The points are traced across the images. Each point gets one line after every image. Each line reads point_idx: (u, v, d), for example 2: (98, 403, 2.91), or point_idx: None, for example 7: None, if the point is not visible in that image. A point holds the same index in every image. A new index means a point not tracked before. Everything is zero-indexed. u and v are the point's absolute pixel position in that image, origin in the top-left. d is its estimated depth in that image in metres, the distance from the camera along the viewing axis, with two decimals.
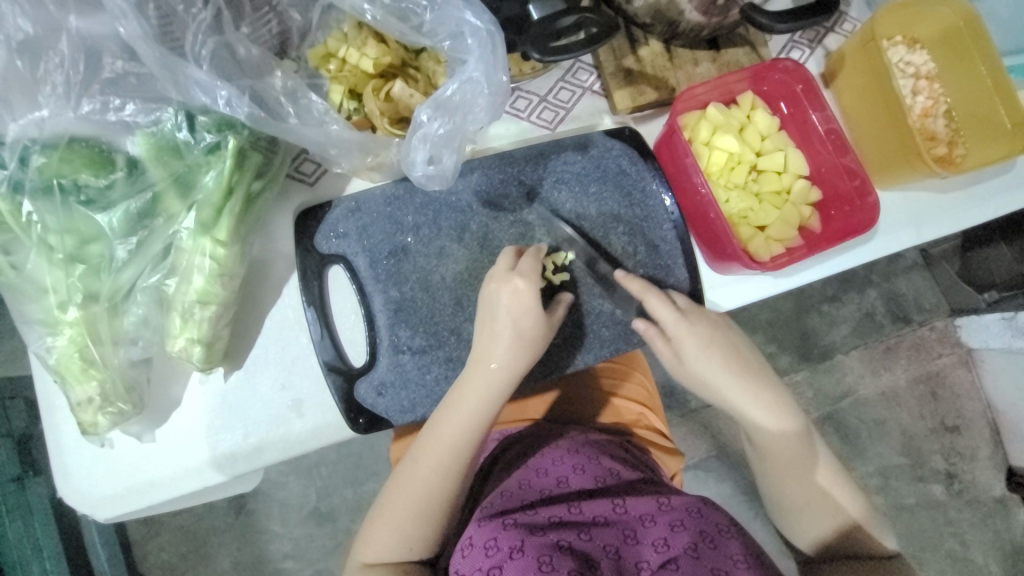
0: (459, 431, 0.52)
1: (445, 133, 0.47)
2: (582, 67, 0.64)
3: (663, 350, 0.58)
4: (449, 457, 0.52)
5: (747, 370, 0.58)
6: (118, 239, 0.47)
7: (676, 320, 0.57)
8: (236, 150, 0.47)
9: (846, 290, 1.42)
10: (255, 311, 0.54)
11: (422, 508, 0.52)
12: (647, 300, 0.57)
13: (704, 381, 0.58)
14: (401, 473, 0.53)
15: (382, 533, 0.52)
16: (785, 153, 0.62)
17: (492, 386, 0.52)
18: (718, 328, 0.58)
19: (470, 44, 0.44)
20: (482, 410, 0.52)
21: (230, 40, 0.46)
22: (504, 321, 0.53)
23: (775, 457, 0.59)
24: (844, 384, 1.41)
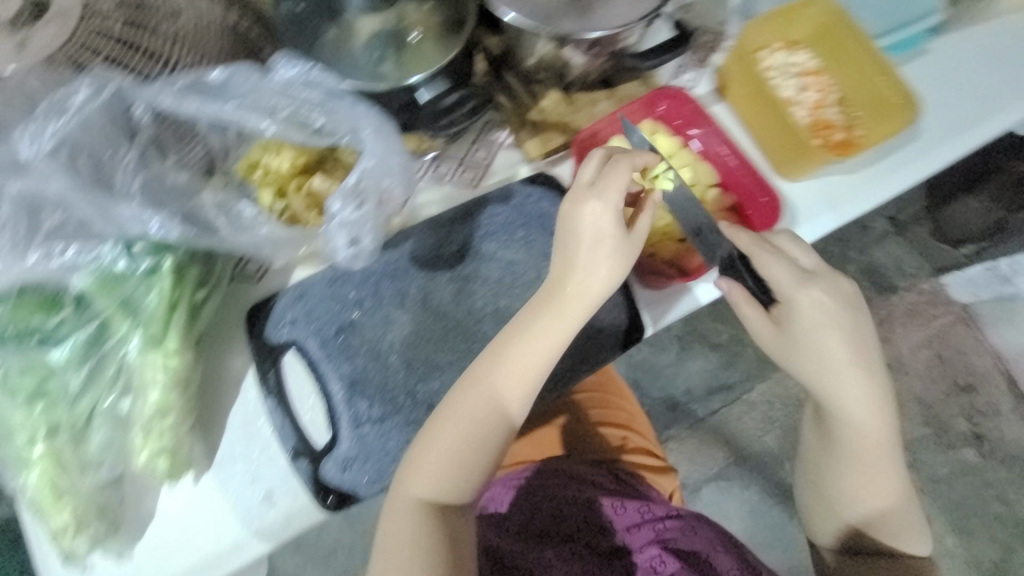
0: (517, 372, 0.52)
1: (360, 216, 0.52)
2: (493, 125, 0.69)
3: (757, 315, 0.58)
4: (501, 396, 0.52)
5: (860, 364, 0.56)
6: (73, 370, 0.51)
7: (800, 285, 0.56)
8: (174, 267, 0.51)
9: (825, 270, 1.45)
10: (217, 411, 0.57)
11: (466, 452, 0.52)
12: (760, 260, 0.57)
13: (806, 360, 0.56)
14: (445, 413, 0.52)
15: (425, 463, 0.51)
16: (692, 168, 0.67)
17: (557, 327, 0.52)
18: (847, 311, 0.56)
19: (365, 136, 0.51)
20: (546, 348, 0.52)
21: (158, 171, 0.51)
22: (573, 255, 0.53)
23: (852, 453, 0.58)
24: None
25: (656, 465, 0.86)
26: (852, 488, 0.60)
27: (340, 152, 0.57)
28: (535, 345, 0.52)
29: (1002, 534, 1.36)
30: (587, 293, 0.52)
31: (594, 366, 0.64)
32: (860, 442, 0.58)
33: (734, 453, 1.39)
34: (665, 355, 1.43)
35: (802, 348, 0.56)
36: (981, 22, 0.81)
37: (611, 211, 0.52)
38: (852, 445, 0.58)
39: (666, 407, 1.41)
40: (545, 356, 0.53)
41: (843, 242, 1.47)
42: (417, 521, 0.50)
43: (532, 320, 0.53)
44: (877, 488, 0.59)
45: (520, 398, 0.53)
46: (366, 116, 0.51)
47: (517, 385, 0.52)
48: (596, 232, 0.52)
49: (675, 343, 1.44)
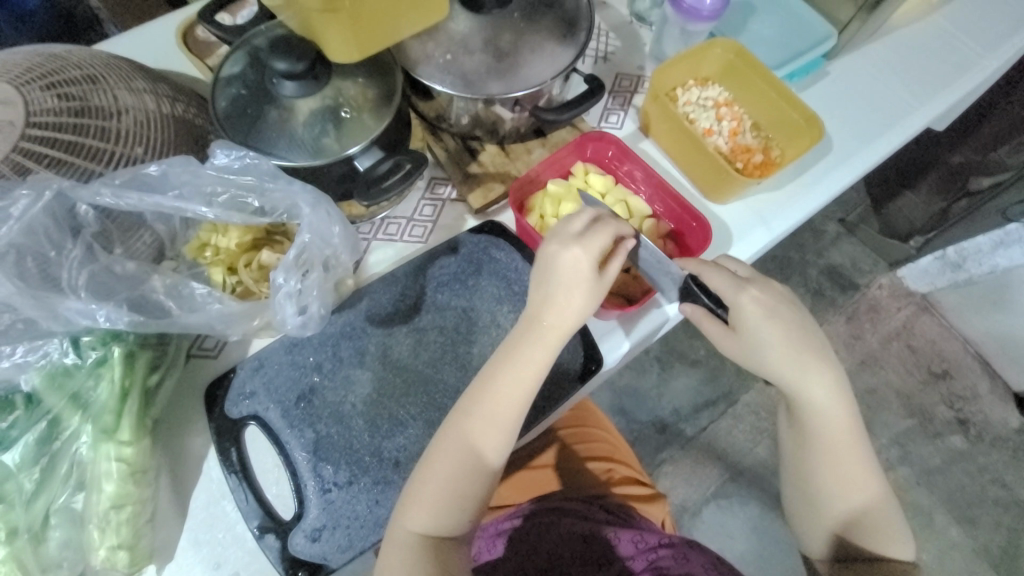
0: (502, 401, 0.53)
1: (304, 285, 0.56)
2: (438, 182, 0.74)
3: (715, 326, 0.60)
4: (490, 426, 0.53)
5: (810, 354, 0.58)
6: (25, 473, 0.49)
7: (738, 288, 0.59)
8: (123, 356, 0.52)
9: (786, 276, 1.50)
10: (179, 495, 0.57)
11: (461, 484, 0.53)
12: (704, 274, 0.60)
13: (758, 355, 0.59)
14: (437, 448, 0.53)
15: (422, 498, 0.52)
16: (625, 202, 0.71)
17: (536, 357, 0.54)
18: (783, 307, 0.60)
19: (304, 214, 0.56)
20: (527, 375, 0.54)
21: (105, 263, 0.52)
22: (547, 288, 0.55)
23: (816, 446, 0.59)
24: None
25: (646, 493, 0.86)
26: (830, 484, 0.60)
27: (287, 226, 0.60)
28: (520, 375, 0.54)
29: (1005, 518, 1.36)
30: (564, 323, 0.55)
31: (556, 402, 0.65)
32: (820, 432, 0.59)
33: (728, 469, 1.38)
34: (647, 377, 1.45)
35: (747, 344, 0.59)
36: (875, 41, 0.89)
37: (584, 253, 0.55)
38: (814, 438, 0.60)
39: (656, 429, 1.41)
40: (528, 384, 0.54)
41: (800, 248, 1.53)
42: (414, 557, 0.51)
43: (517, 351, 0.54)
44: (853, 483, 0.59)
45: (510, 426, 0.54)
46: (302, 193, 0.56)
47: (503, 417, 0.53)
48: (573, 271, 0.55)
49: (655, 364, 1.46)
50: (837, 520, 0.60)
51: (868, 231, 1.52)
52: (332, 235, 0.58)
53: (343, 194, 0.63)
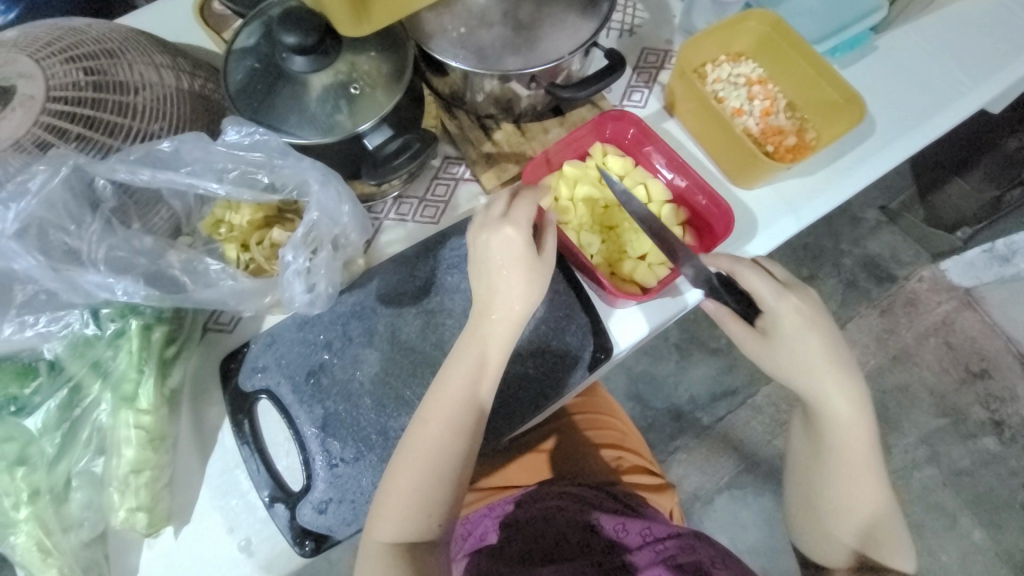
0: (458, 395, 0.53)
1: (311, 264, 0.57)
2: (452, 162, 0.72)
3: (740, 327, 0.59)
4: (449, 431, 0.53)
5: (832, 362, 0.57)
6: (48, 435, 0.52)
7: (779, 294, 0.56)
8: (139, 329, 0.54)
9: (816, 265, 1.43)
10: (194, 463, 0.59)
11: (428, 491, 0.52)
12: (737, 272, 0.58)
13: (779, 359, 0.57)
14: (402, 456, 0.53)
15: (392, 509, 0.52)
16: (645, 186, 0.68)
17: (484, 349, 0.54)
18: (823, 317, 0.57)
19: (314, 189, 0.56)
20: (477, 371, 0.54)
21: (123, 237, 0.54)
22: (492, 280, 0.55)
23: (831, 457, 0.58)
24: None
25: (654, 483, 0.86)
26: (837, 496, 0.59)
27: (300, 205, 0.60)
28: (470, 368, 0.54)
29: None
30: (509, 315, 0.55)
31: (561, 390, 0.64)
32: (835, 444, 0.58)
33: (743, 460, 1.36)
34: (665, 364, 1.42)
35: (776, 351, 0.57)
36: (932, 13, 0.81)
37: (504, 235, 0.54)
38: (829, 448, 0.58)
39: (670, 417, 1.39)
40: (484, 378, 0.54)
41: (836, 236, 1.45)
42: (387, 567, 0.51)
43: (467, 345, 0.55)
44: (863, 493, 0.58)
45: (470, 419, 0.54)
46: (311, 170, 0.56)
47: (461, 417, 0.53)
48: (506, 254, 0.54)
49: (674, 351, 1.43)
50: (837, 528, 0.59)
51: (912, 220, 1.42)
52: (341, 214, 0.58)
53: (354, 174, 0.62)
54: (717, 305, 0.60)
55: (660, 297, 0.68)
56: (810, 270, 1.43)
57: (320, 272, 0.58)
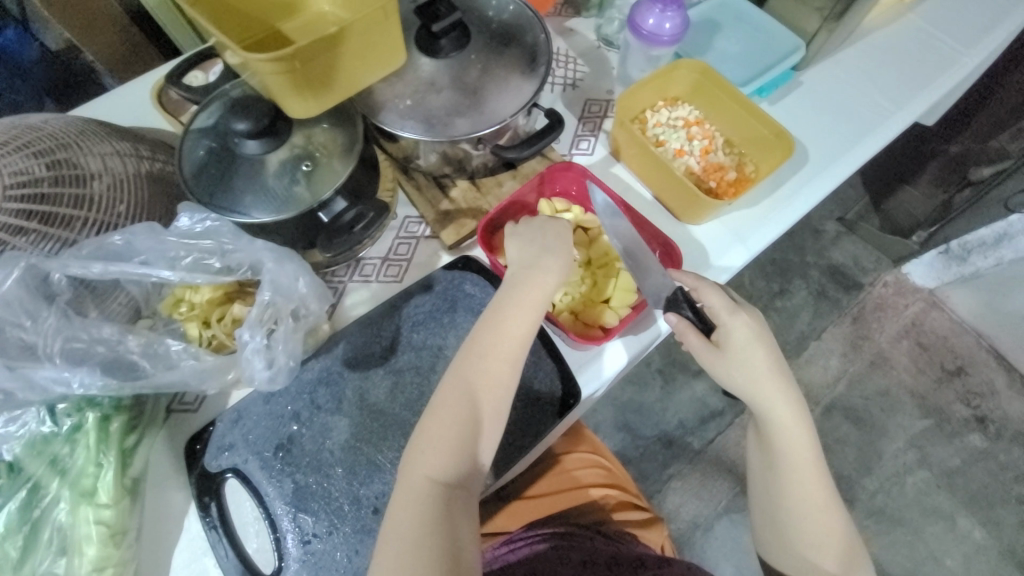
0: (502, 337, 0.56)
1: (267, 342, 0.57)
2: (411, 221, 0.74)
3: (698, 341, 0.60)
4: (496, 367, 0.55)
5: (783, 375, 0.60)
6: (4, 541, 0.50)
7: (732, 311, 0.60)
8: (96, 421, 0.53)
9: (784, 280, 1.48)
10: (162, 551, 0.57)
11: (464, 429, 0.53)
12: (700, 291, 0.62)
13: (737, 375, 0.59)
14: (442, 394, 0.54)
15: (434, 443, 0.53)
16: (599, 232, 0.71)
17: (536, 296, 0.58)
18: (769, 336, 0.61)
19: (267, 264, 0.58)
20: (530, 316, 0.57)
21: (77, 328, 0.53)
22: (546, 237, 0.62)
23: (784, 469, 0.60)
24: (831, 369, 1.41)
25: (644, 518, 0.86)
26: (796, 507, 0.60)
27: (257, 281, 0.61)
28: (515, 316, 0.57)
29: None
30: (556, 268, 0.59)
31: (533, 439, 0.63)
32: (788, 457, 0.60)
33: (739, 482, 1.35)
34: (650, 390, 1.43)
35: (731, 365, 0.59)
36: (847, 47, 0.88)
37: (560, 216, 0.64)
38: (782, 462, 0.60)
39: (661, 444, 1.38)
40: (526, 325, 0.57)
41: (800, 249, 1.51)
42: (427, 500, 0.50)
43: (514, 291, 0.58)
44: (823, 508, 0.60)
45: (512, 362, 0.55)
46: (264, 251, 0.59)
47: (505, 360, 0.55)
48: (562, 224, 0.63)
49: (658, 377, 1.44)
50: (799, 540, 0.61)
51: (869, 229, 1.48)
52: (297, 287, 0.60)
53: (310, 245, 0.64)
54: (677, 315, 0.62)
55: (624, 336, 0.69)
56: (779, 285, 1.47)
57: (278, 347, 0.58)
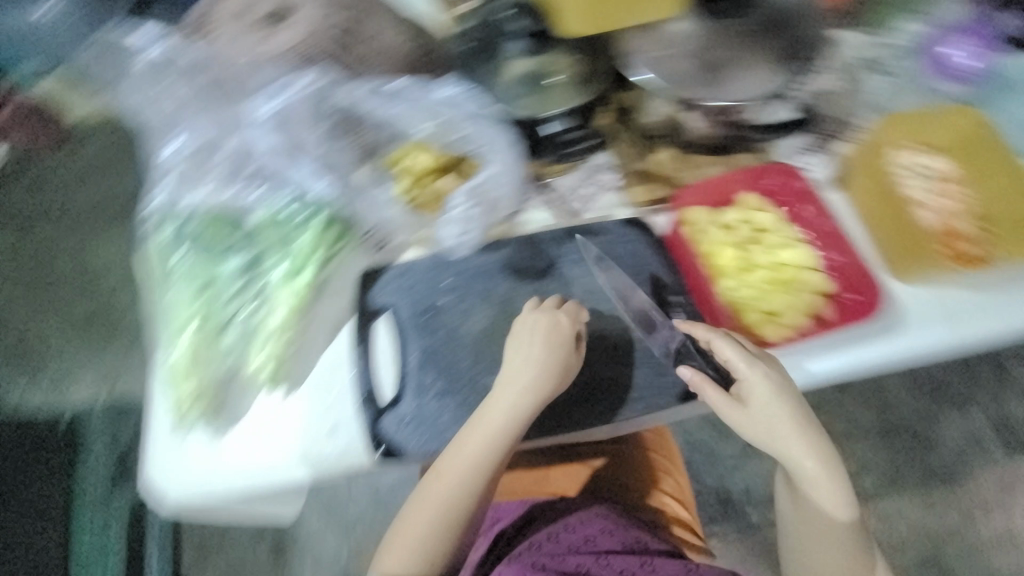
0: (472, 455, 0.60)
1: (467, 213, 0.67)
2: (602, 168, 0.74)
3: (717, 395, 0.60)
4: (460, 486, 0.60)
5: (799, 424, 0.60)
6: (234, 277, 0.63)
7: (751, 362, 0.60)
8: (324, 220, 0.65)
9: (931, 403, 1.27)
10: (315, 347, 0.66)
11: (434, 540, 0.60)
12: (713, 344, 0.61)
13: (753, 424, 0.60)
14: (418, 498, 0.61)
15: (404, 539, 0.60)
16: (794, 247, 0.67)
17: (499, 426, 0.60)
18: (792, 387, 0.60)
19: (492, 153, 0.68)
20: (495, 443, 0.60)
21: (334, 146, 0.66)
22: (520, 363, 0.61)
23: (812, 517, 0.61)
24: (948, 523, 1.20)
25: (692, 543, 0.82)
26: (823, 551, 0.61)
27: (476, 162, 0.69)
28: (487, 430, 0.60)
29: None
30: (537, 391, 0.60)
31: (644, 407, 0.63)
32: (817, 507, 0.60)
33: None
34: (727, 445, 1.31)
35: (749, 416, 0.60)
36: None
37: (548, 329, 0.62)
38: (809, 509, 0.61)
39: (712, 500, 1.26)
40: (500, 441, 0.60)
41: (970, 380, 1.28)
42: None
43: (488, 407, 0.61)
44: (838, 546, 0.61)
45: (482, 474, 0.60)
46: (498, 136, 0.68)
47: (474, 471, 0.60)
48: (548, 334, 0.61)
49: (743, 436, 1.33)
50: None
51: None
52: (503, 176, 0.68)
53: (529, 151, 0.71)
54: (692, 367, 0.61)
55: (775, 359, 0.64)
56: (926, 406, 1.27)
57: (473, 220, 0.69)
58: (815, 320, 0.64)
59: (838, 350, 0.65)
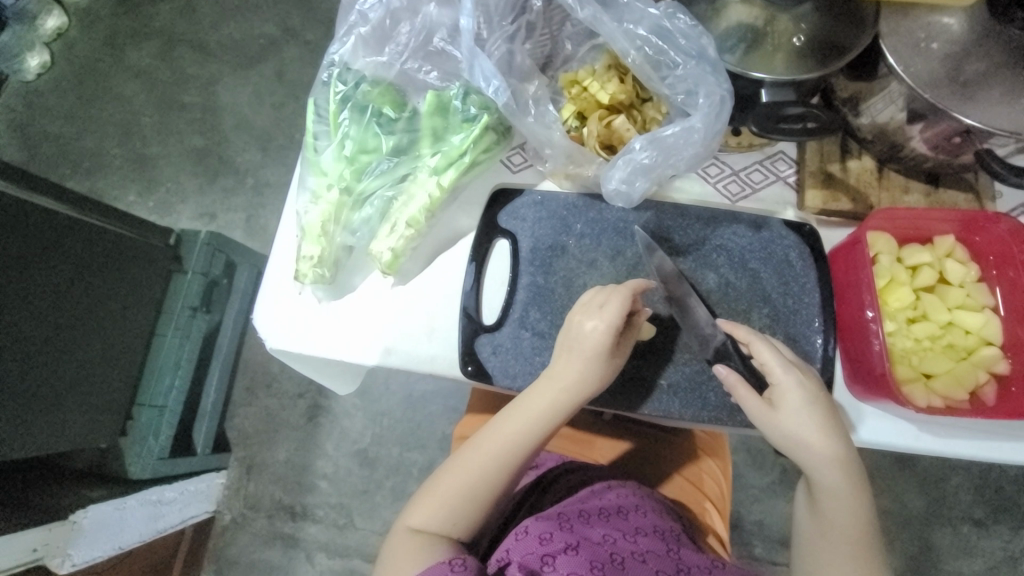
0: (516, 432, 0.55)
1: (649, 163, 0.58)
2: (783, 158, 0.67)
3: (751, 397, 0.55)
4: (498, 464, 0.55)
5: (838, 439, 0.54)
6: (385, 156, 0.62)
7: (787, 367, 0.54)
8: (483, 125, 0.61)
9: (997, 517, 1.15)
10: (435, 250, 0.66)
11: (461, 515, 0.54)
12: (752, 346, 0.55)
13: (789, 433, 0.54)
14: (452, 464, 0.55)
15: (432, 502, 0.54)
16: (982, 313, 0.58)
17: (543, 410, 0.55)
18: (827, 400, 0.55)
19: (701, 103, 0.57)
20: (538, 425, 0.55)
21: (515, 49, 0.61)
22: (575, 347, 0.55)
23: (836, 543, 0.54)
24: None
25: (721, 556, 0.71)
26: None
27: (666, 110, 0.61)
28: (536, 411, 0.55)
29: None
30: (590, 386, 0.55)
31: (747, 420, 0.59)
32: (841, 532, 0.54)
33: None
34: (759, 475, 1.22)
35: (784, 423, 0.54)
36: None
37: (612, 318, 0.53)
38: (835, 542, 0.54)
39: None
40: (547, 423, 0.55)
41: None
42: (412, 553, 0.51)
43: (538, 387, 0.56)
44: None
45: (524, 452, 0.55)
46: (709, 83, 0.56)
47: (516, 447, 0.55)
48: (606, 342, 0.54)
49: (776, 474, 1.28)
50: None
51: None
52: (693, 127, 0.57)
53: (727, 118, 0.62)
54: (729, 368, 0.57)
55: (902, 419, 0.59)
56: (987, 516, 1.15)
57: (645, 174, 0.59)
58: (968, 397, 0.57)
59: (975, 434, 0.58)
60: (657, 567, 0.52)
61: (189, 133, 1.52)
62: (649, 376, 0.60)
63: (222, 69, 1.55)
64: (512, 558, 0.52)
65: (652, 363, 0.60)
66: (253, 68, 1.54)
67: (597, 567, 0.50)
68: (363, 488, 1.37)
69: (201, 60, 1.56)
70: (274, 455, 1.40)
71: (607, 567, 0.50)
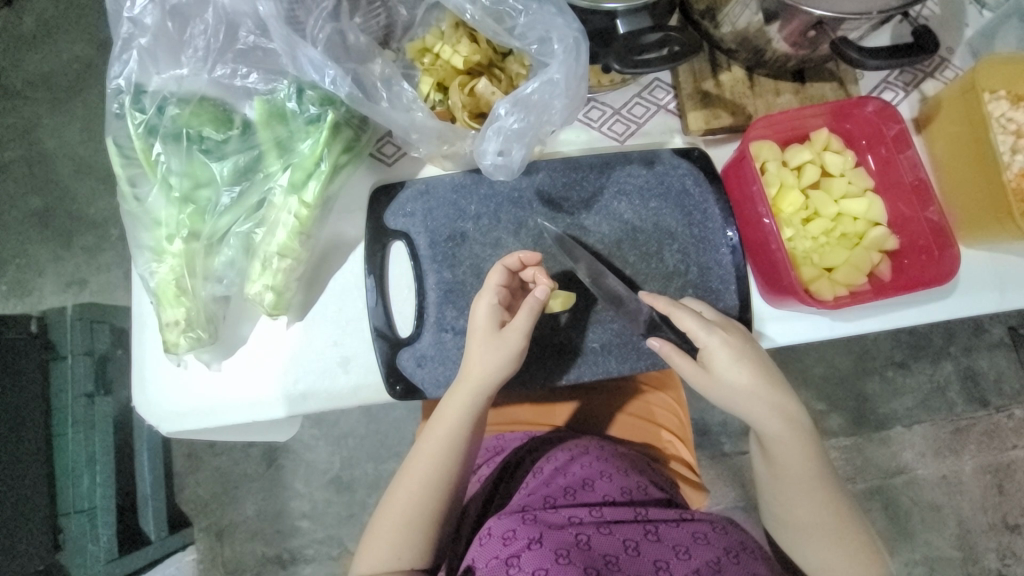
0: (439, 446, 0.54)
1: (519, 128, 0.53)
2: (660, 86, 0.65)
3: (685, 361, 0.54)
4: (433, 485, 0.54)
5: (774, 388, 0.54)
6: (225, 187, 0.54)
7: (708, 328, 0.54)
8: (332, 124, 0.54)
9: (953, 348, 1.21)
10: (323, 274, 0.59)
11: (407, 547, 0.53)
12: (674, 315, 0.55)
13: (725, 393, 0.54)
14: (389, 501, 0.54)
15: (376, 546, 0.53)
16: (865, 198, 0.60)
17: (457, 426, 0.54)
18: (752, 346, 0.55)
19: (555, 50, 0.52)
20: (461, 431, 0.54)
21: (344, 27, 0.52)
22: (477, 356, 0.53)
23: (791, 484, 0.56)
24: (945, 464, 1.18)
25: (690, 479, 0.74)
26: (804, 520, 0.57)
27: (529, 62, 0.56)
28: (454, 422, 0.54)
29: None
30: (497, 381, 0.54)
31: None
32: (796, 476, 0.56)
33: None
34: None
35: (720, 387, 0.54)
36: None
37: (494, 307, 0.53)
38: (790, 479, 0.56)
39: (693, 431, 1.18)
40: (468, 428, 0.54)
41: (998, 321, 1.22)
42: None
43: (450, 396, 0.54)
44: (822, 515, 0.56)
45: (454, 460, 0.54)
46: (561, 26, 0.51)
47: (444, 464, 0.54)
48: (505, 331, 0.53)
49: None
50: (816, 554, 0.57)
51: None
52: (554, 76, 0.52)
53: (592, 59, 0.57)
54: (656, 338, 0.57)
55: (817, 316, 0.62)
56: (945, 350, 1.21)
57: (519, 141, 0.55)
58: (867, 278, 0.61)
59: (878, 310, 0.62)
60: (624, 537, 0.53)
61: (21, 194, 1.26)
62: (576, 343, 0.59)
63: (39, 111, 1.27)
64: (478, 566, 0.51)
65: (578, 327, 0.59)
66: (71, 102, 1.27)
67: (563, 556, 0.50)
68: (348, 514, 1.22)
69: (9, 106, 1.27)
70: (241, 515, 1.21)
71: (572, 552, 0.50)
